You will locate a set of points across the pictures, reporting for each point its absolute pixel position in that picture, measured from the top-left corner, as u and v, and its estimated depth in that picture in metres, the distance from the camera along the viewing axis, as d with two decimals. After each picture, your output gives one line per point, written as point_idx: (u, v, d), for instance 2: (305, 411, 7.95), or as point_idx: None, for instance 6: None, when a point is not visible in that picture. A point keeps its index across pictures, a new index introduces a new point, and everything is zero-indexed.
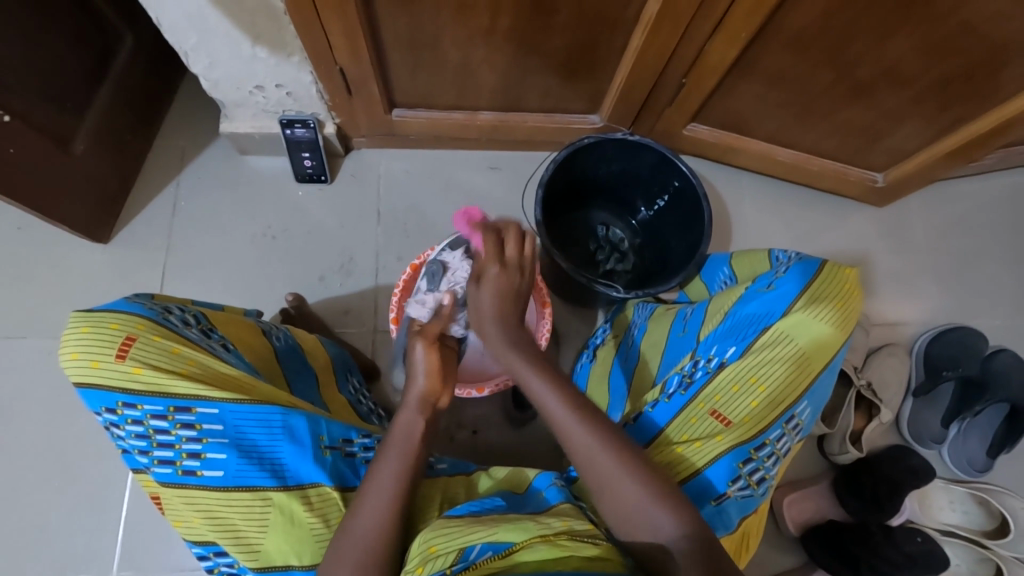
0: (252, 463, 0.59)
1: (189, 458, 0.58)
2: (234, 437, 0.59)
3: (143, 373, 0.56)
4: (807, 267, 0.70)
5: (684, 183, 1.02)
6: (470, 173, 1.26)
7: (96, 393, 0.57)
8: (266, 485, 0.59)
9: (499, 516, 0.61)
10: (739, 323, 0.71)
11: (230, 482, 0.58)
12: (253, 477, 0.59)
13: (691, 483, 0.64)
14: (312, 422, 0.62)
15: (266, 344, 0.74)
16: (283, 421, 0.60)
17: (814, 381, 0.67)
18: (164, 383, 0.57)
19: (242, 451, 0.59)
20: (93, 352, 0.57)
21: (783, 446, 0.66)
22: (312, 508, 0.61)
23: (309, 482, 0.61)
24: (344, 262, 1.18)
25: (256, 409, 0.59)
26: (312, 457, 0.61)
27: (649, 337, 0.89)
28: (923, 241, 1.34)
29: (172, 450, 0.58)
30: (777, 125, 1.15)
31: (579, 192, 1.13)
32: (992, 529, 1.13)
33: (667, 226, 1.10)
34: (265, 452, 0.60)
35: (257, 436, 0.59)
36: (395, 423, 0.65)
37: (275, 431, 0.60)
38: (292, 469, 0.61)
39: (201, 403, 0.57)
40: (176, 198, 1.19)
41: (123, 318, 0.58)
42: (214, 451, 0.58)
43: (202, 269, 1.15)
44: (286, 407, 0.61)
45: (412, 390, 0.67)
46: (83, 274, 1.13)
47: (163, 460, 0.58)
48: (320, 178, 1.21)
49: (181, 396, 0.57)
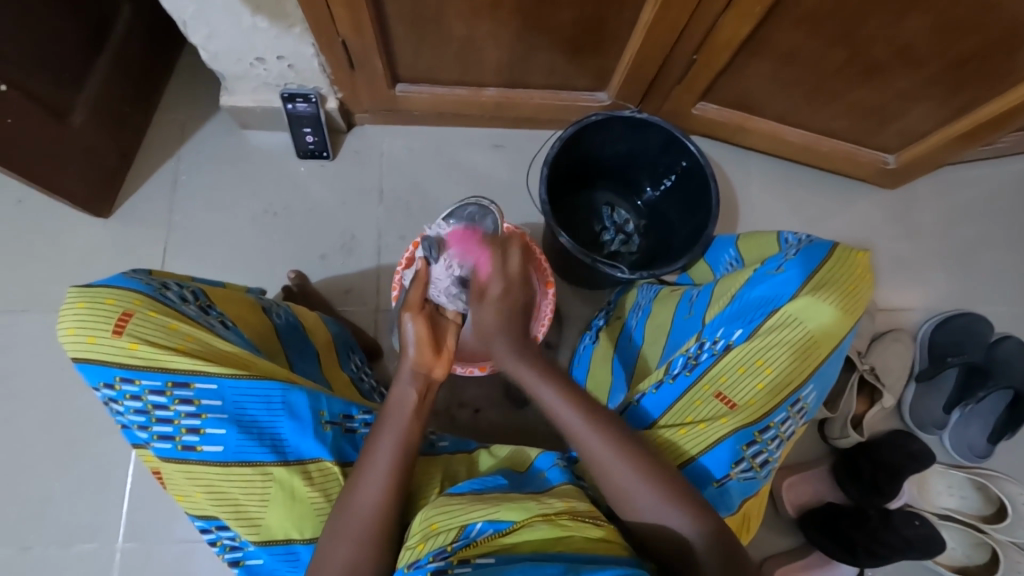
0: (252, 438, 0.58)
1: (189, 433, 0.58)
2: (234, 413, 0.58)
3: (140, 348, 0.56)
4: (817, 250, 0.69)
5: (692, 163, 0.99)
6: (473, 152, 1.24)
7: (93, 368, 0.56)
8: (267, 460, 0.59)
9: (501, 495, 0.62)
10: (746, 305, 0.70)
11: (231, 457, 0.58)
12: (254, 452, 0.58)
13: (693, 465, 0.64)
14: (312, 398, 0.62)
15: (265, 321, 0.73)
16: (282, 397, 0.60)
17: (821, 365, 0.66)
18: (162, 358, 0.56)
19: (242, 426, 0.58)
20: (90, 327, 0.56)
21: (788, 429, 0.65)
22: (313, 483, 0.61)
23: (310, 457, 0.61)
24: (345, 241, 1.17)
25: (254, 385, 0.58)
26: (313, 433, 0.61)
27: (653, 321, 0.90)
28: (932, 227, 1.33)
29: (172, 426, 0.58)
30: (787, 105, 1.13)
31: (585, 172, 1.11)
32: (989, 513, 1.14)
33: (673, 209, 1.08)
34: (265, 427, 0.59)
35: (256, 411, 0.59)
36: (392, 394, 0.65)
37: (275, 407, 0.60)
38: (292, 444, 0.61)
39: (200, 378, 0.57)
40: (176, 172, 1.18)
41: (119, 293, 0.57)
42: (213, 426, 0.58)
43: (202, 245, 1.14)
44: (285, 382, 0.60)
45: (404, 361, 0.67)
46: (83, 249, 1.12)
47: (163, 435, 0.58)
48: (322, 155, 1.20)
49: (180, 371, 0.56)
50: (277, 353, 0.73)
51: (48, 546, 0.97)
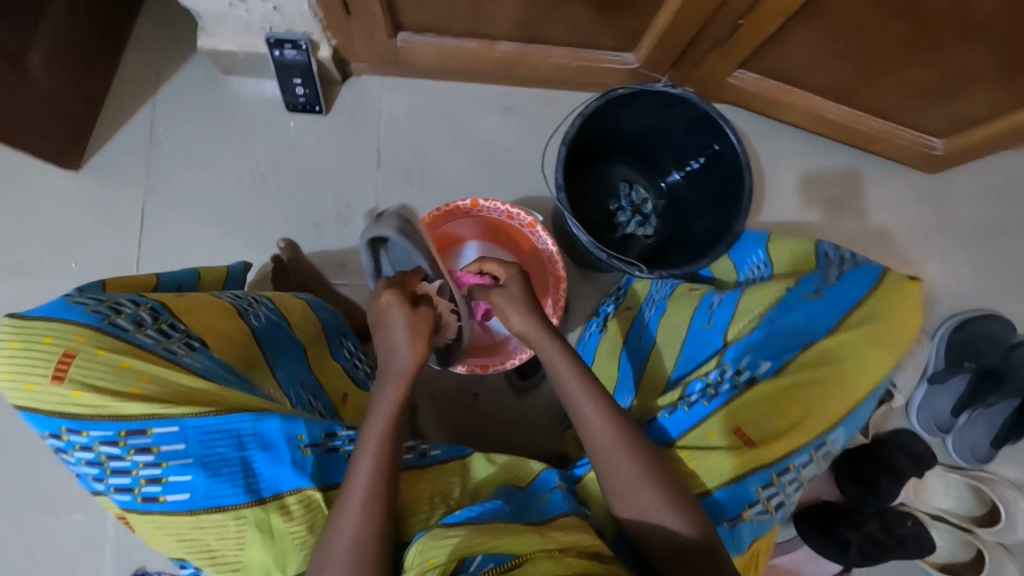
0: (222, 480, 0.51)
1: (149, 484, 0.49)
2: (199, 456, 0.50)
3: (84, 397, 0.46)
4: (863, 279, 0.65)
5: (724, 147, 0.88)
6: (480, 113, 1.13)
7: (37, 417, 0.48)
8: (239, 502, 0.51)
9: (500, 526, 0.58)
10: (773, 332, 0.64)
11: (199, 504, 0.50)
12: (225, 496, 0.51)
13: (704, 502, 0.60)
14: (289, 421, 0.53)
15: (243, 325, 0.65)
16: (253, 429, 0.52)
17: (854, 409, 0.60)
18: (111, 405, 0.47)
19: (210, 469, 0.51)
20: (26, 374, 0.46)
21: (808, 472, 0.60)
22: (292, 518, 0.54)
23: (288, 488, 0.54)
24: (340, 209, 1.08)
25: (223, 421, 0.50)
26: (291, 461, 0.54)
27: (666, 321, 0.84)
28: (969, 218, 1.24)
29: (129, 476, 0.49)
30: (832, 81, 1.01)
31: (603, 146, 1.00)
32: (980, 515, 1.15)
33: (698, 194, 0.98)
34: (237, 464, 0.52)
35: (226, 449, 0.51)
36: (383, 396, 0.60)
37: (246, 442, 0.52)
38: (267, 479, 0.53)
39: (159, 423, 0.48)
40: (153, 123, 1.07)
41: (59, 328, 0.48)
42: (176, 474, 0.49)
43: (185, 206, 1.06)
44: (257, 411, 0.52)
45: (402, 359, 0.61)
46: (56, 207, 1.03)
47: (120, 487, 0.50)
48: (314, 109, 1.09)
49: (135, 417, 0.47)
50: (258, 363, 0.67)
51: (36, 515, 0.96)
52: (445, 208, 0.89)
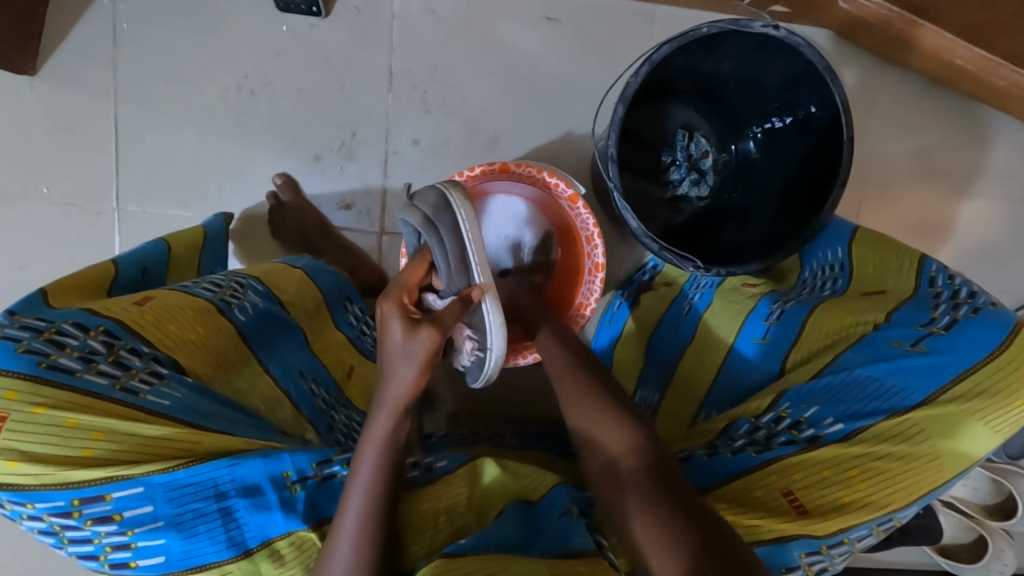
0: (201, 540, 0.45)
1: (116, 550, 0.44)
2: (170, 517, 0.44)
3: (23, 466, 0.40)
4: (986, 334, 0.52)
5: (823, 112, 0.70)
6: (518, 23, 0.91)
7: None
8: (223, 558, 0.47)
9: (509, 558, 0.54)
10: (851, 384, 0.55)
11: (176, 565, 0.46)
12: (206, 553, 0.46)
13: None
14: (272, 461, 0.47)
15: (222, 324, 0.57)
16: (231, 477, 0.46)
17: (937, 489, 0.51)
18: (59, 472, 0.41)
19: (184, 530, 0.45)
20: None
21: (863, 545, 0.53)
22: (284, 562, 0.49)
23: (277, 533, 0.48)
24: (343, 139, 0.92)
25: (195, 474, 0.44)
26: (278, 505, 0.48)
27: (710, 318, 0.75)
28: None
29: (92, 544, 0.44)
30: (981, 17, 0.77)
31: (668, 86, 0.81)
32: (993, 505, 1.13)
33: (774, 160, 0.81)
34: (216, 518, 0.46)
35: (202, 505, 0.45)
36: (372, 425, 0.54)
37: (225, 493, 0.46)
38: (253, 528, 0.48)
39: (119, 486, 0.42)
40: (116, 16, 0.88)
41: None
42: (146, 539, 0.44)
43: (164, 127, 0.91)
44: (235, 456, 0.46)
45: (396, 386, 0.54)
46: (15, 120, 0.89)
47: (85, 553, 0.45)
48: (312, 11, 0.87)
49: (88, 484, 0.41)
50: (246, 362, 0.60)
51: None
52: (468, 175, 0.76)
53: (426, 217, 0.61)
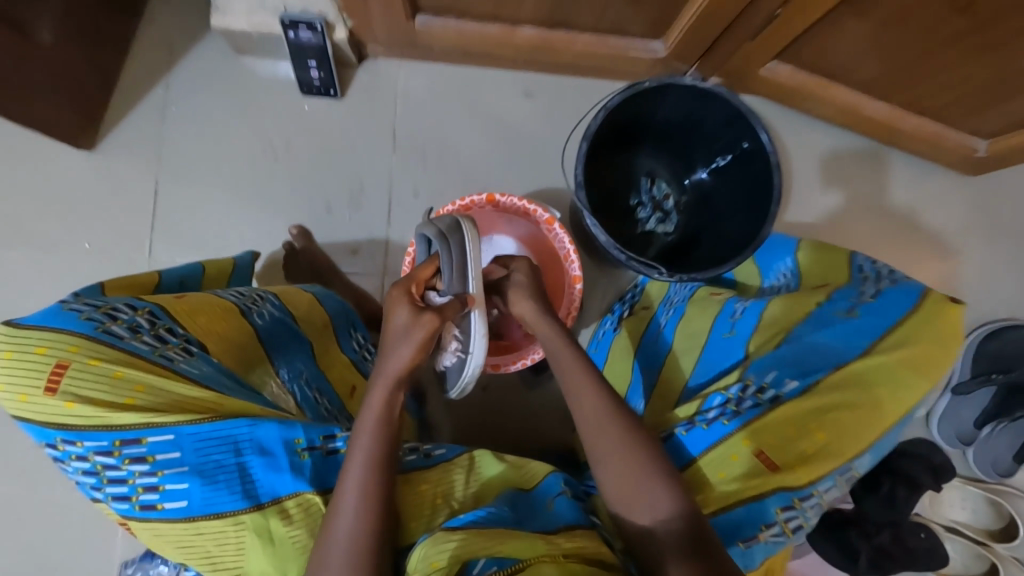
0: (219, 488, 0.51)
1: (146, 492, 0.50)
2: (195, 464, 0.51)
3: (78, 408, 0.47)
4: (902, 299, 0.61)
5: (755, 147, 0.85)
6: (501, 97, 1.10)
7: (33, 427, 0.49)
8: (238, 508, 0.52)
9: (506, 531, 0.57)
10: (804, 350, 0.59)
11: (197, 511, 0.51)
12: (223, 502, 0.51)
13: (719, 518, 0.56)
14: (285, 427, 0.54)
15: (244, 325, 0.65)
16: (249, 436, 0.52)
17: (885, 435, 0.56)
18: (105, 416, 0.48)
19: (206, 477, 0.51)
20: (20, 385, 0.47)
21: (831, 498, 0.56)
22: (292, 522, 0.54)
23: (286, 493, 0.54)
24: (352, 194, 1.06)
25: (217, 429, 0.51)
26: (288, 466, 0.54)
27: (686, 326, 0.81)
28: (1013, 221, 1.17)
29: (126, 485, 0.50)
30: (876, 74, 0.95)
31: (628, 137, 0.96)
32: (997, 530, 1.11)
33: (725, 193, 0.94)
34: (234, 470, 0.52)
35: (223, 456, 0.51)
36: (370, 398, 0.59)
37: (243, 449, 0.52)
38: (266, 485, 0.53)
39: (153, 432, 0.49)
40: (167, 101, 1.06)
41: (52, 338, 0.48)
42: (173, 482, 0.50)
43: (197, 187, 1.05)
44: (254, 417, 0.53)
45: (394, 362, 0.60)
46: (70, 186, 1.03)
47: (118, 495, 0.51)
48: (329, 92, 1.06)
49: (128, 427, 0.48)
50: (261, 363, 0.67)
51: (52, 490, 0.98)
52: (461, 205, 0.90)
53: (442, 231, 0.73)
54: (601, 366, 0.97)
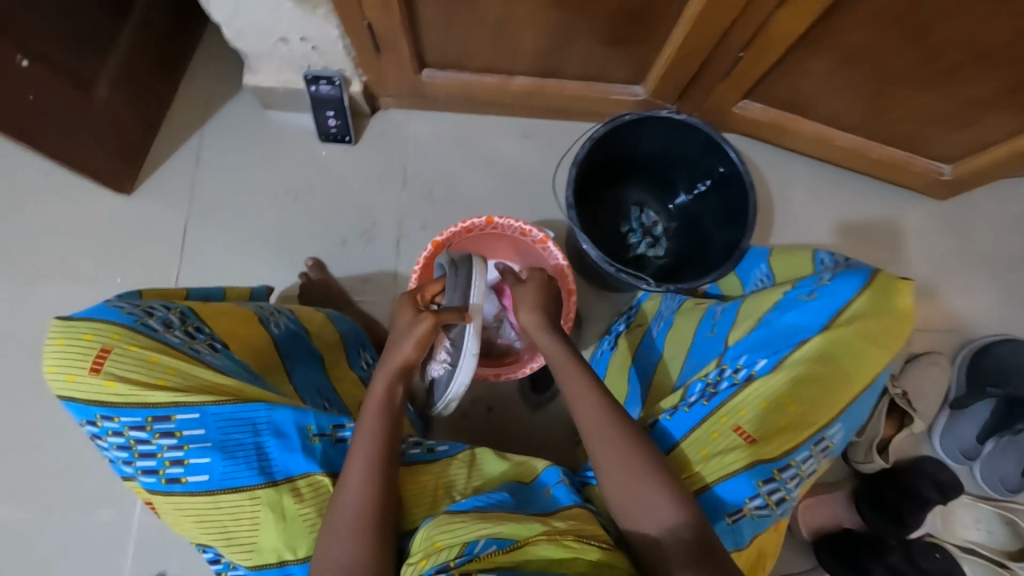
0: (238, 464, 0.56)
1: (172, 465, 0.56)
2: (217, 440, 0.56)
3: (117, 386, 0.54)
4: (855, 279, 0.68)
5: (730, 170, 0.93)
6: (500, 140, 1.21)
7: (75, 406, 0.55)
8: (255, 483, 0.57)
9: (506, 514, 0.59)
10: (772, 333, 0.68)
11: (216, 485, 0.56)
12: (241, 477, 0.56)
13: (719, 487, 0.61)
14: (299, 412, 0.59)
15: (263, 333, 0.72)
16: (267, 418, 0.58)
17: (850, 404, 0.64)
18: (140, 394, 0.54)
19: (227, 453, 0.56)
20: (67, 366, 0.54)
21: (809, 468, 0.63)
22: (303, 500, 0.58)
23: (299, 473, 0.59)
24: (364, 229, 1.15)
25: (237, 409, 0.56)
26: (300, 448, 0.59)
27: (674, 333, 0.86)
28: (990, 241, 1.23)
29: (155, 459, 0.56)
30: (837, 107, 1.05)
31: (616, 169, 1.06)
32: (1015, 550, 1.07)
33: (708, 216, 1.02)
34: (252, 448, 0.57)
35: (242, 436, 0.57)
36: (372, 388, 0.64)
37: (260, 430, 0.58)
38: (280, 464, 0.58)
39: (182, 409, 0.55)
40: (200, 150, 1.17)
41: (98, 327, 0.55)
42: (196, 456, 0.56)
43: (223, 225, 1.14)
44: (270, 401, 0.58)
45: (395, 357, 0.66)
46: (109, 226, 1.13)
47: (147, 469, 0.56)
48: (345, 139, 1.17)
49: (160, 404, 0.54)
50: (275, 369, 0.72)
51: (68, 514, 1.01)
52: (462, 226, 0.96)
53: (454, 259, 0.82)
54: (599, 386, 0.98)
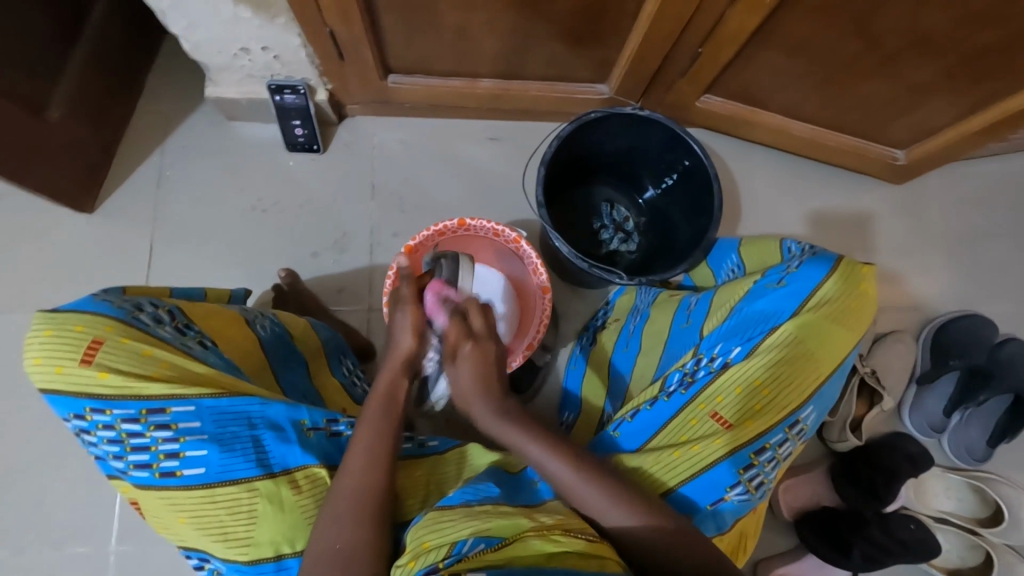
0: (235, 456, 0.60)
1: (167, 458, 0.58)
2: (213, 432, 0.59)
3: (110, 377, 0.57)
4: (822, 263, 0.69)
5: (694, 163, 0.96)
6: (469, 144, 1.21)
7: (63, 399, 0.57)
8: (252, 475, 0.60)
9: (493, 509, 0.59)
10: (745, 321, 0.70)
11: (212, 478, 0.59)
12: (238, 469, 0.60)
13: (685, 488, 0.64)
14: (293, 407, 0.63)
15: (249, 334, 0.73)
16: (262, 413, 0.61)
17: (821, 386, 0.66)
18: (133, 385, 0.57)
19: (223, 445, 0.59)
20: (57, 357, 0.56)
21: (785, 451, 0.65)
22: (301, 491, 0.62)
23: (296, 465, 0.62)
24: (336, 239, 1.14)
25: (233, 403, 0.60)
26: (297, 441, 0.63)
27: (649, 327, 0.87)
28: (945, 222, 1.28)
29: (149, 453, 0.58)
30: (794, 99, 1.09)
31: (584, 167, 1.07)
32: (985, 516, 1.09)
33: (676, 209, 1.05)
34: (248, 440, 0.60)
35: (238, 429, 0.60)
36: (377, 384, 0.68)
37: (256, 424, 0.61)
38: (277, 456, 0.62)
39: (176, 402, 0.58)
40: (162, 166, 1.15)
41: (87, 320, 0.58)
42: (192, 449, 0.59)
43: (190, 241, 1.12)
44: (264, 397, 0.62)
45: (397, 352, 0.70)
46: (71, 248, 1.10)
47: (139, 464, 0.59)
48: (312, 148, 1.16)
49: (154, 397, 0.57)
50: (263, 369, 0.73)
51: (42, 548, 0.97)
52: (434, 228, 0.95)
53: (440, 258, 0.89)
54: (580, 381, 0.98)
